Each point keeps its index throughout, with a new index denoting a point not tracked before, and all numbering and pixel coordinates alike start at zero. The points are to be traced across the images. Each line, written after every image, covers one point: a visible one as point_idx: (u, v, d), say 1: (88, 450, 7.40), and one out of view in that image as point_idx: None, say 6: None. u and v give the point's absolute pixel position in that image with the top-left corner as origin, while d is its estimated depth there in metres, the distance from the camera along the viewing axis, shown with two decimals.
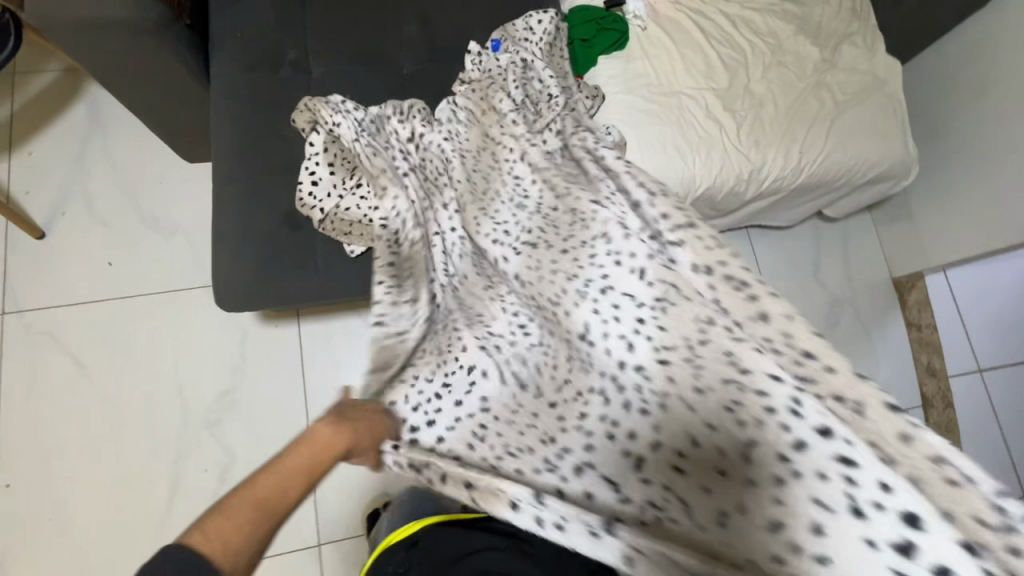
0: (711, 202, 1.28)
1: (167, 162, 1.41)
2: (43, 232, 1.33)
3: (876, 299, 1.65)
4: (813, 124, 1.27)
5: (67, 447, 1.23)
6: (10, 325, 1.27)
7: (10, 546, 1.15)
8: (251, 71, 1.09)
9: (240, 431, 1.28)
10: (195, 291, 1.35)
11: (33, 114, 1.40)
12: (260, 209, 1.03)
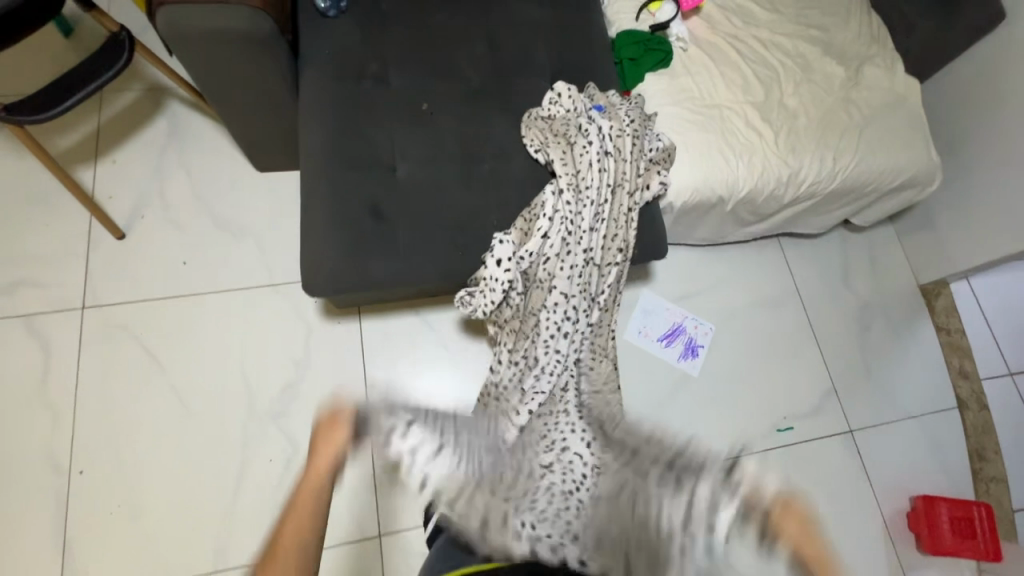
0: (754, 204, 1.37)
1: (240, 171, 1.51)
2: (123, 232, 1.41)
3: (906, 304, 1.71)
4: (844, 134, 1.38)
5: (137, 436, 1.26)
6: (89, 319, 1.33)
7: (81, 532, 1.18)
8: (337, 81, 1.21)
9: (303, 422, 1.32)
10: (262, 289, 1.41)
11: (116, 125, 1.51)
12: (346, 203, 1.11)
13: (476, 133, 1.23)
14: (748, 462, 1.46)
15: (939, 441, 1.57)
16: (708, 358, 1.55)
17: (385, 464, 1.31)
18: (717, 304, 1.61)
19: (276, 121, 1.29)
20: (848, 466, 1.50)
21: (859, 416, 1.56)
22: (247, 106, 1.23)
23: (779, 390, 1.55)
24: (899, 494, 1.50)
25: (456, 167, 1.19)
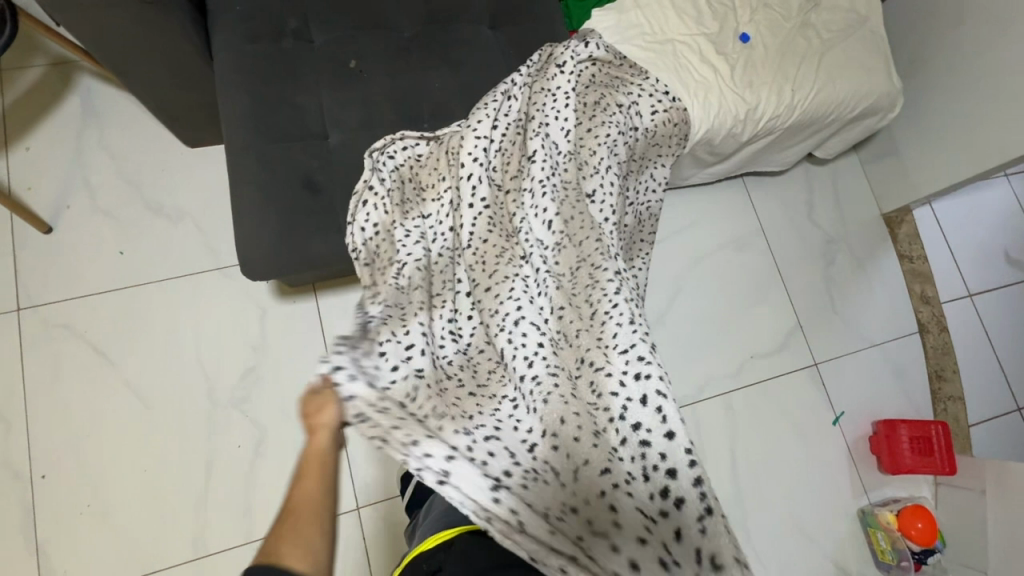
0: (711, 146, 1.32)
1: (168, 148, 1.41)
2: (50, 226, 1.32)
3: (870, 235, 1.70)
4: (802, 63, 1.32)
5: (96, 434, 1.23)
6: (27, 320, 1.27)
7: (54, 535, 1.17)
8: (255, 43, 1.11)
9: (268, 404, 1.30)
10: (207, 274, 1.35)
11: (24, 108, 1.38)
12: (275, 175, 1.03)
13: (410, 88, 1.14)
14: (716, 404, 1.49)
15: (900, 366, 1.61)
16: (673, 306, 1.55)
17: (357, 439, 1.30)
18: (678, 251, 1.59)
19: (190, 89, 1.18)
20: (814, 399, 1.54)
21: (824, 349, 1.58)
22: (157, 78, 1.12)
23: (746, 331, 1.56)
24: (862, 420, 1.55)
25: (388, 128, 1.10)
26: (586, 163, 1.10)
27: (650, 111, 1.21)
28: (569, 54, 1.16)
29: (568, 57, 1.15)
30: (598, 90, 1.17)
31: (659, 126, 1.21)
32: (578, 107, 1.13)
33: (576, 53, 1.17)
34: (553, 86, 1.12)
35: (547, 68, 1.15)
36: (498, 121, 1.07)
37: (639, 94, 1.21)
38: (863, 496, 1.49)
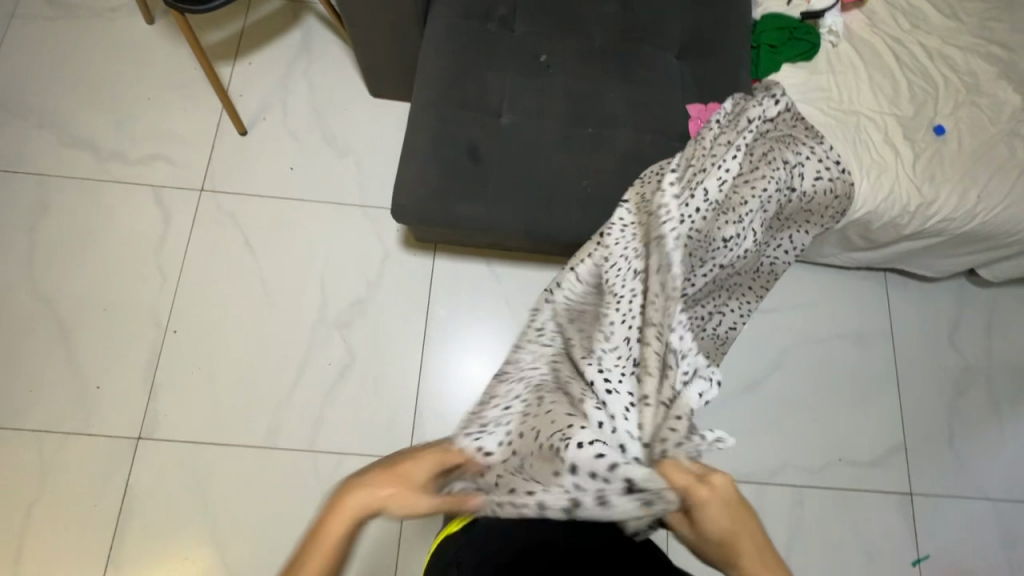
0: (867, 229, 1.26)
1: (355, 93, 1.58)
2: (246, 130, 1.54)
3: (1018, 378, 1.51)
4: (997, 172, 1.22)
5: (224, 310, 1.41)
6: (204, 200, 1.49)
7: (167, 381, 1.35)
8: (465, 19, 1.22)
9: (365, 335, 1.41)
10: (352, 206, 1.50)
11: (258, 30, 1.63)
12: (447, 135, 1.13)
13: (587, 92, 1.20)
14: (786, 494, 1.39)
15: (1013, 532, 1.41)
16: (770, 378, 1.48)
17: (429, 395, 1.38)
18: (791, 327, 1.51)
19: (395, 48, 1.33)
20: (898, 528, 1.39)
21: (926, 482, 1.43)
22: (375, 31, 1.28)
23: (842, 431, 1.45)
24: (947, 573, 1.37)
25: (556, 123, 1.17)
26: (732, 210, 1.11)
27: (813, 177, 1.17)
28: (758, 110, 1.17)
29: (751, 109, 1.17)
30: (767, 144, 1.16)
31: (819, 193, 1.18)
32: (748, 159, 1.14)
33: (757, 102, 1.18)
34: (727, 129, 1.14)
35: (738, 120, 1.16)
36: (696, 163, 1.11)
37: (808, 156, 1.17)
38: None
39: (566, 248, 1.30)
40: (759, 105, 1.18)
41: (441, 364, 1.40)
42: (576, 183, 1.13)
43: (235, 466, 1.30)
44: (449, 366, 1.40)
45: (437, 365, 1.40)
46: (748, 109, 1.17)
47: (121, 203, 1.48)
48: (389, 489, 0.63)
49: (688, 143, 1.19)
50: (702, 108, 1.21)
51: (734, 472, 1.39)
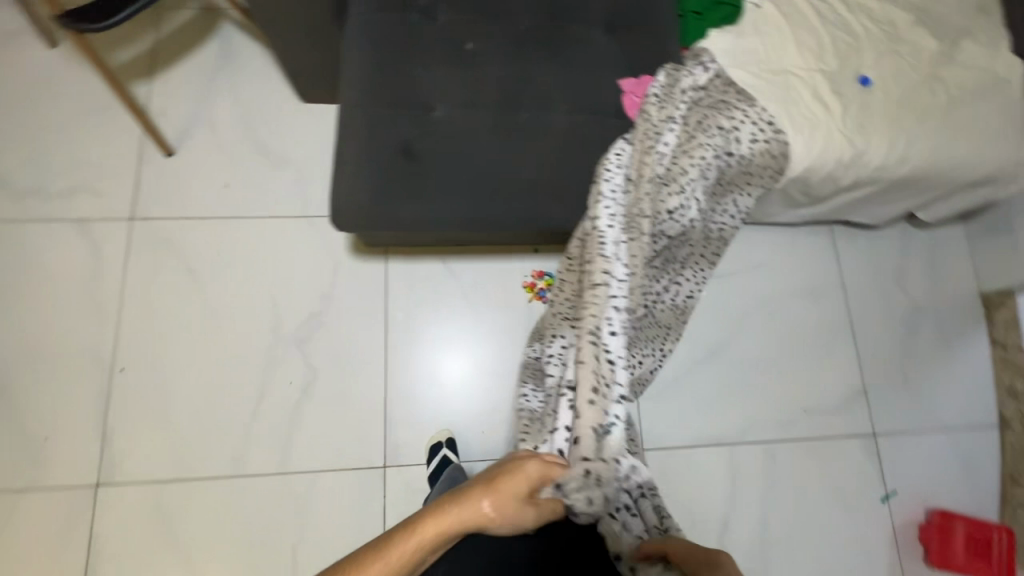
0: (806, 185, 1.28)
1: (284, 100, 1.52)
2: (172, 150, 1.46)
3: (963, 312, 1.58)
4: (923, 117, 1.26)
5: (171, 341, 1.35)
6: (135, 229, 1.41)
7: (120, 422, 1.29)
8: (384, 12, 1.18)
9: (324, 349, 1.37)
10: (294, 218, 1.45)
11: (173, 43, 1.54)
12: (379, 135, 1.10)
13: (517, 76, 1.17)
14: (758, 451, 1.43)
15: (970, 458, 1.48)
16: (732, 341, 1.50)
17: (397, 401, 1.35)
18: (747, 289, 1.54)
19: (316, 49, 1.28)
20: (865, 469, 1.45)
21: (887, 422, 1.48)
22: (291, 33, 1.22)
23: (805, 384, 1.49)
24: (914, 505, 1.44)
25: (489, 111, 1.15)
26: (673, 180, 1.11)
27: (749, 139, 1.18)
28: (689, 81, 1.19)
29: (682, 81, 1.19)
30: (701, 111, 1.17)
31: (756, 155, 1.18)
32: (684, 128, 1.15)
33: (687, 73, 1.20)
34: (662, 101, 1.15)
35: (672, 92, 1.17)
36: (638, 140, 1.11)
37: (743, 119, 1.18)
38: None
39: (516, 237, 1.29)
40: (690, 76, 1.20)
41: (405, 368, 1.38)
42: (516, 171, 1.11)
43: (203, 502, 1.26)
44: (414, 369, 1.38)
45: (401, 370, 1.37)
46: (681, 81, 1.19)
47: (46, 241, 1.39)
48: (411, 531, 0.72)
49: (625, 119, 1.18)
50: (634, 82, 1.20)
51: (707, 437, 1.42)
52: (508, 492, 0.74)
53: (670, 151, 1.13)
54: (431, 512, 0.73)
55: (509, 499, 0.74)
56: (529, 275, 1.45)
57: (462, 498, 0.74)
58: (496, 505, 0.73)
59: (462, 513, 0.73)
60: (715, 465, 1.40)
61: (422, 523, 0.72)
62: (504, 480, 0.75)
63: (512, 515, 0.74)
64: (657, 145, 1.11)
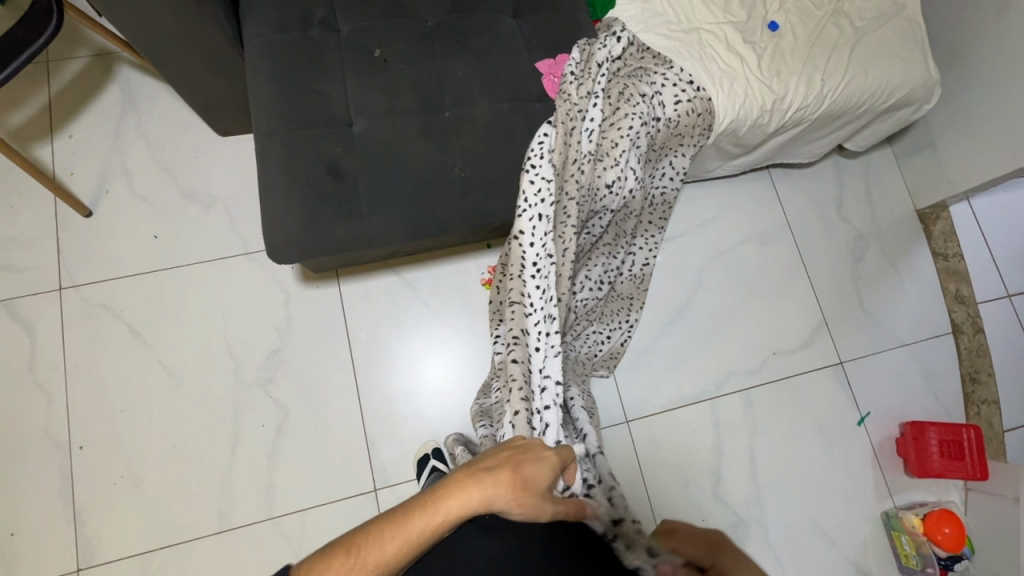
0: (736, 136, 1.30)
1: (199, 137, 1.45)
2: (90, 210, 1.39)
3: (903, 230, 1.65)
4: (833, 52, 1.29)
5: (129, 407, 1.29)
6: (66, 298, 1.34)
7: (90, 501, 1.23)
8: (283, 32, 1.14)
9: (291, 385, 1.33)
10: (235, 257, 1.40)
11: (68, 96, 1.45)
12: (301, 159, 1.06)
13: (433, 76, 1.15)
14: (736, 400, 1.47)
15: (932, 367, 1.56)
16: (694, 299, 1.53)
17: (376, 422, 1.33)
18: (700, 245, 1.57)
19: (221, 78, 1.22)
20: (838, 396, 1.50)
21: (851, 348, 1.54)
22: (191, 68, 1.17)
23: (769, 326, 1.54)
24: (888, 422, 1.50)
25: (410, 116, 1.12)
26: (606, 155, 1.11)
27: (673, 101, 1.18)
28: (605, 52, 1.17)
29: (599, 53, 1.17)
30: (621, 82, 1.17)
31: (683, 116, 1.19)
32: (608, 102, 1.15)
33: (602, 43, 1.18)
34: (581, 78, 1.14)
35: (589, 66, 1.16)
36: (562, 122, 1.10)
37: (663, 83, 1.18)
38: (888, 500, 1.45)
39: (464, 237, 1.27)
40: (606, 47, 1.18)
41: (379, 387, 1.35)
42: (449, 171, 1.09)
43: (194, 564, 1.21)
44: (387, 387, 1.36)
45: (374, 390, 1.35)
46: (601, 52, 1.17)
47: None
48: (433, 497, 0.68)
49: (548, 102, 1.18)
50: (551, 62, 1.20)
51: (686, 396, 1.45)
52: (530, 486, 0.72)
53: (596, 126, 1.12)
54: (454, 490, 0.69)
55: (532, 489, 0.72)
56: (485, 271, 1.44)
57: (482, 481, 0.70)
58: (515, 494, 0.70)
59: (481, 492, 0.70)
60: (698, 422, 1.44)
61: (448, 503, 0.68)
62: (526, 469, 0.73)
63: (529, 504, 0.71)
64: (579, 125, 1.10)
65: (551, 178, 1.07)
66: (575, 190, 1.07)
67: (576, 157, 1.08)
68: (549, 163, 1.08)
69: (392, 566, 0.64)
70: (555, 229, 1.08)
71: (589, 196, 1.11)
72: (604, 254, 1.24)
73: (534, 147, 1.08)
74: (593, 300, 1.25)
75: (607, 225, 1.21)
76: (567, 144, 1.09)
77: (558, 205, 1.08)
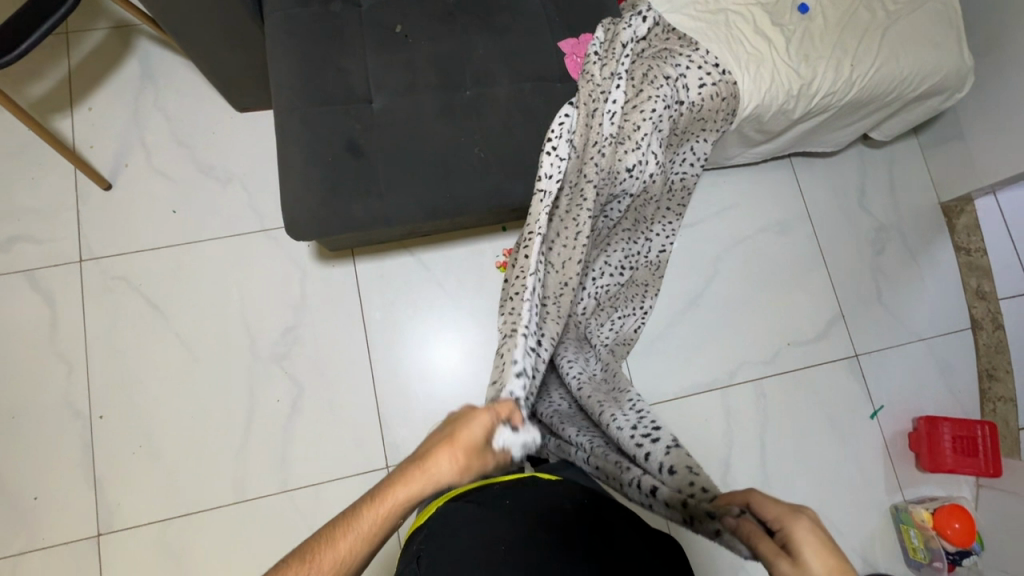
0: (760, 123, 1.28)
1: (217, 112, 1.45)
2: (110, 183, 1.39)
3: (926, 223, 1.62)
4: (864, 37, 1.25)
5: (148, 379, 1.31)
6: (87, 271, 1.35)
7: (110, 469, 1.26)
8: (304, 5, 1.13)
9: (306, 361, 1.35)
10: (252, 234, 1.40)
11: (88, 69, 1.45)
12: (321, 135, 1.06)
13: (454, 54, 1.14)
14: (748, 389, 1.46)
15: (949, 362, 1.54)
16: (709, 287, 1.52)
17: (390, 400, 1.34)
18: (717, 233, 1.55)
19: (240, 53, 1.22)
20: (852, 389, 1.49)
21: (867, 341, 1.53)
22: (212, 41, 1.16)
23: (785, 317, 1.52)
24: (902, 416, 1.49)
25: (431, 94, 1.11)
26: (627, 138, 1.09)
27: (698, 84, 1.16)
28: (629, 32, 1.15)
29: (624, 33, 1.15)
30: (645, 64, 1.15)
31: (707, 100, 1.17)
32: (631, 83, 1.12)
33: (626, 23, 1.16)
34: (603, 59, 1.12)
35: (613, 46, 1.14)
36: (584, 103, 1.07)
37: (688, 65, 1.16)
38: (898, 493, 1.44)
39: (482, 218, 1.27)
40: (631, 28, 1.16)
41: (393, 367, 1.36)
42: (469, 151, 1.08)
43: (210, 533, 1.24)
44: (400, 368, 1.36)
45: (387, 369, 1.36)
46: (626, 32, 1.15)
47: None
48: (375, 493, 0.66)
49: (570, 82, 1.16)
50: (574, 42, 1.18)
51: (698, 384, 1.45)
52: (465, 451, 0.67)
53: (619, 109, 1.10)
54: (394, 480, 0.66)
55: (471, 451, 0.68)
56: (501, 254, 1.44)
57: (419, 462, 0.67)
58: (455, 462, 0.67)
59: (422, 473, 0.66)
60: (709, 410, 1.44)
61: (388, 492, 0.65)
62: (461, 432, 0.68)
63: (473, 464, 0.68)
64: (601, 106, 1.07)
65: (570, 160, 1.05)
66: (596, 171, 1.03)
67: (598, 139, 1.06)
68: (568, 144, 1.06)
69: (355, 556, 0.64)
70: (569, 215, 1.04)
71: (609, 180, 1.08)
72: (623, 239, 1.23)
73: (552, 127, 1.07)
74: (608, 285, 1.23)
75: (626, 210, 1.20)
76: (587, 125, 1.06)
77: (576, 186, 1.04)
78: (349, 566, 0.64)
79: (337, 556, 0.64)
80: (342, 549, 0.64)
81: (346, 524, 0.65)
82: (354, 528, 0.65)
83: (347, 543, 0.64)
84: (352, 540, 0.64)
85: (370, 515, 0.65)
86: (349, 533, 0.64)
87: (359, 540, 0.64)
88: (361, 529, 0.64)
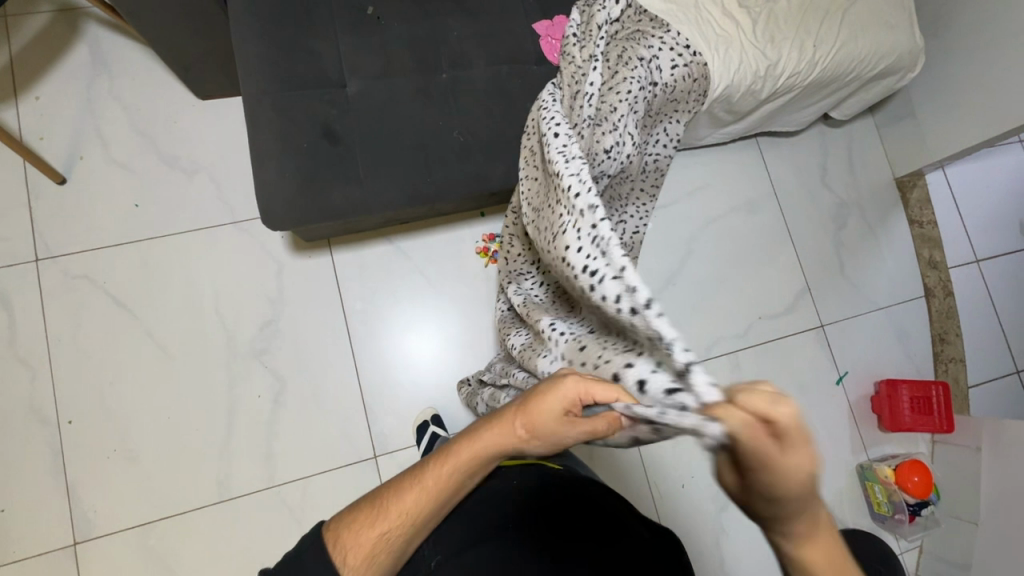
0: (729, 103, 1.31)
1: (177, 100, 1.39)
2: (64, 177, 1.32)
3: (882, 198, 1.71)
4: (825, 19, 1.30)
5: (118, 380, 1.26)
6: (44, 270, 1.28)
7: (83, 475, 1.21)
8: None
9: (286, 355, 1.32)
10: (222, 227, 1.35)
11: (31, 54, 1.36)
12: (295, 120, 1.03)
13: (429, 36, 1.12)
14: (723, 362, 1.52)
15: (905, 329, 1.64)
16: (684, 266, 1.56)
17: (374, 389, 1.34)
18: (690, 213, 1.59)
19: (203, 38, 1.17)
20: (819, 358, 1.57)
21: (832, 312, 1.61)
22: (172, 25, 1.11)
23: (756, 291, 1.58)
24: (865, 381, 1.58)
25: (407, 77, 1.09)
26: (605, 118, 1.06)
27: (670, 65, 1.18)
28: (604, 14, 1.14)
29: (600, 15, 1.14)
30: (619, 46, 1.16)
31: (679, 81, 1.19)
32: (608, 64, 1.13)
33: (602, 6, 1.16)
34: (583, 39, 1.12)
35: (590, 29, 1.13)
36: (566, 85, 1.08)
37: (660, 46, 1.18)
38: (862, 453, 1.54)
39: (461, 204, 1.27)
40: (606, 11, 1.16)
41: (376, 357, 1.35)
42: (448, 135, 1.08)
43: (195, 532, 1.22)
44: (383, 357, 1.36)
45: (371, 359, 1.35)
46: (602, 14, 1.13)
47: None
48: (444, 450, 0.68)
49: (546, 65, 1.16)
50: (549, 24, 1.18)
51: None
52: (533, 419, 0.61)
53: (597, 90, 1.06)
54: (461, 440, 0.67)
55: (540, 420, 0.61)
56: (481, 239, 1.44)
57: (487, 427, 0.66)
58: (521, 428, 0.63)
59: (489, 436, 0.65)
60: None
61: (455, 452, 0.67)
62: (532, 400, 0.62)
63: (544, 435, 0.62)
64: (582, 88, 1.06)
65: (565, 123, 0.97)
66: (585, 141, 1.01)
67: (580, 116, 1.03)
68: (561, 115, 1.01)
69: (421, 511, 0.66)
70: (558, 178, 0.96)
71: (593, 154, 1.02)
72: None
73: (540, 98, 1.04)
74: None
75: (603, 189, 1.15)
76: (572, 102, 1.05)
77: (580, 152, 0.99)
78: (416, 519, 0.66)
79: (404, 504, 0.66)
80: (408, 499, 0.66)
81: (416, 476, 0.68)
82: (420, 481, 0.67)
83: (414, 493, 0.66)
84: (417, 491, 0.66)
85: (438, 470, 0.67)
86: (415, 485, 0.67)
87: (424, 491, 0.66)
88: (428, 483, 0.66)
